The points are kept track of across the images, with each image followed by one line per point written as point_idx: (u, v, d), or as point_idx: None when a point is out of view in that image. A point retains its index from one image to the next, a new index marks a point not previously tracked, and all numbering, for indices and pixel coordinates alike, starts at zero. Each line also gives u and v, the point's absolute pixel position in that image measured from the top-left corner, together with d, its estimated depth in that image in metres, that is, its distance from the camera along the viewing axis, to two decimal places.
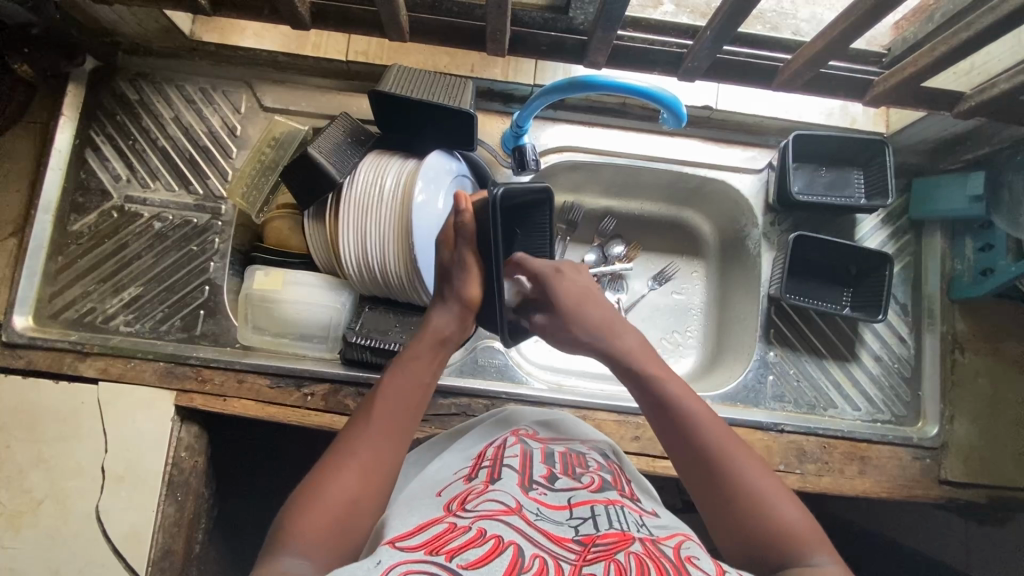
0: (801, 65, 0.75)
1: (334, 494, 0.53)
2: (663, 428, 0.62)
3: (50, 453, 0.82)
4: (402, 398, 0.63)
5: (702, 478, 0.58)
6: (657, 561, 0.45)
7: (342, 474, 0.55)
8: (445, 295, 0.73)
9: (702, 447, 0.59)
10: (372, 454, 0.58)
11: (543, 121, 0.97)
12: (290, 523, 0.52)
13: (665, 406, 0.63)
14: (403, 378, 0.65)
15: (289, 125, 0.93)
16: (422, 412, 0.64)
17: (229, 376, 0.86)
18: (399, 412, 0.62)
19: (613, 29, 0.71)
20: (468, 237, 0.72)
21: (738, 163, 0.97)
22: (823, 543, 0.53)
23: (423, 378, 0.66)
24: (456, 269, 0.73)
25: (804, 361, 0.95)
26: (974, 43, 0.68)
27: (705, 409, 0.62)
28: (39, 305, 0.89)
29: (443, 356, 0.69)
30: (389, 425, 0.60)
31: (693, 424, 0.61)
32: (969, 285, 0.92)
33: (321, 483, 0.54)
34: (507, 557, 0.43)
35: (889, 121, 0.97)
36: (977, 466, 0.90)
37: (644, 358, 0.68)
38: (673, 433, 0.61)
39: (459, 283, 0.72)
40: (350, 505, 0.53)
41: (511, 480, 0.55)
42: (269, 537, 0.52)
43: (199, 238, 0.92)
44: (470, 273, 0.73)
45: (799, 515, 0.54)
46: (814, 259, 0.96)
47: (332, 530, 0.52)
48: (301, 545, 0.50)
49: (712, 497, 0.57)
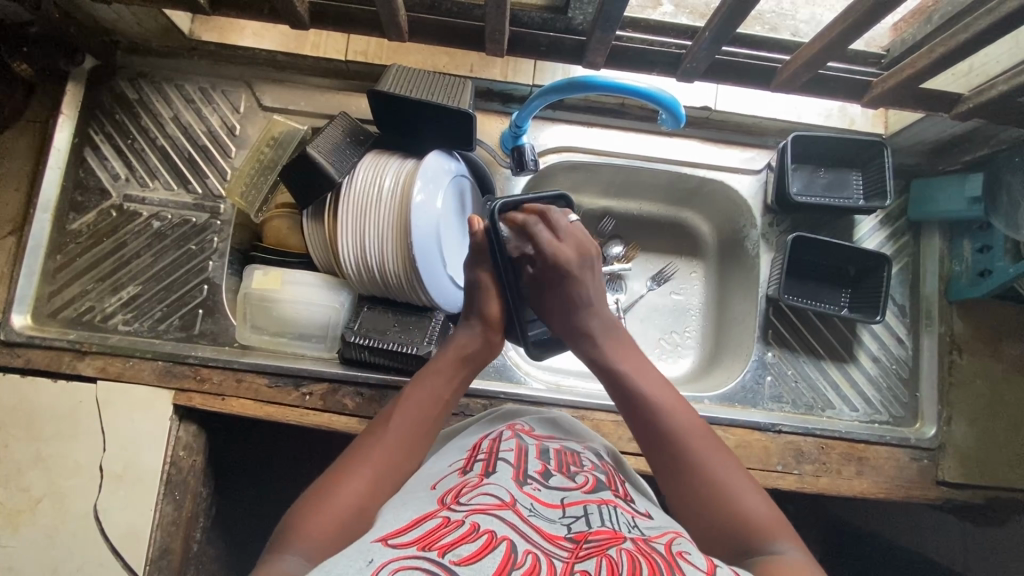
0: (799, 66, 0.76)
1: (342, 499, 0.54)
2: (639, 429, 0.62)
3: (49, 452, 0.82)
4: (418, 413, 0.64)
5: (670, 470, 0.58)
6: (649, 557, 0.45)
7: (351, 481, 0.56)
8: (468, 317, 0.72)
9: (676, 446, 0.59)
10: (382, 465, 0.58)
11: (543, 121, 0.97)
12: (295, 525, 0.52)
13: (641, 400, 0.63)
14: (420, 393, 0.66)
15: (288, 125, 0.93)
16: (437, 426, 0.65)
17: (228, 375, 0.86)
18: (414, 426, 0.63)
19: (612, 29, 0.71)
20: (481, 255, 0.72)
21: (737, 164, 0.98)
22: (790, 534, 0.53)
23: (441, 393, 0.66)
24: (475, 291, 0.73)
25: (802, 361, 0.95)
26: (972, 45, 0.68)
27: (678, 400, 0.63)
28: (37, 303, 0.89)
29: (464, 374, 0.70)
30: (403, 438, 0.61)
31: (665, 413, 0.61)
32: (968, 286, 0.92)
33: (331, 488, 0.55)
34: (499, 553, 0.43)
35: (888, 122, 0.97)
36: (974, 468, 0.90)
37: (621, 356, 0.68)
38: (649, 434, 0.61)
39: (479, 303, 0.72)
40: (355, 512, 0.54)
41: (505, 475, 0.56)
42: (274, 539, 0.53)
43: (198, 237, 0.92)
44: (489, 293, 0.72)
45: (763, 506, 0.54)
46: (813, 260, 0.97)
47: (336, 533, 0.51)
48: (305, 545, 0.50)
49: (687, 492, 0.57)
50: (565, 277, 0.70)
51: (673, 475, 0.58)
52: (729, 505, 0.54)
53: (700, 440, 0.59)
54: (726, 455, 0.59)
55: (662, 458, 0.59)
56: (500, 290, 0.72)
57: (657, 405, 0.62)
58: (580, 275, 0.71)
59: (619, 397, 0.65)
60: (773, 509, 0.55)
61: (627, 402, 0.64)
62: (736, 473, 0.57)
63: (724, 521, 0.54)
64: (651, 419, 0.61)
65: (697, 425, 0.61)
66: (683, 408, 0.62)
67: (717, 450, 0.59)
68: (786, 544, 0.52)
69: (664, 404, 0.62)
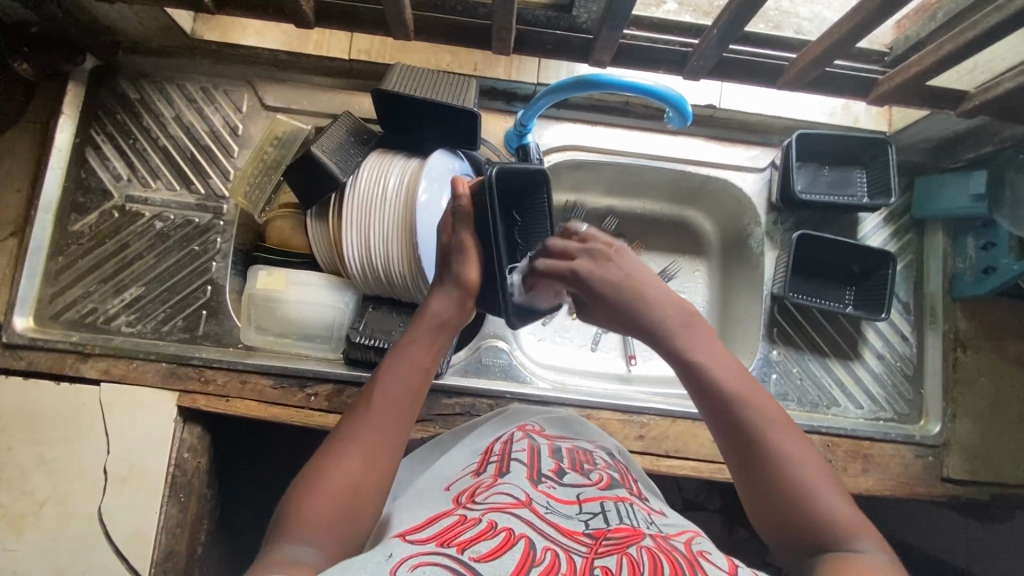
0: (806, 64, 0.75)
1: (333, 482, 0.53)
2: (716, 422, 0.59)
3: (52, 454, 0.81)
4: (403, 383, 0.61)
5: (747, 468, 0.56)
6: (669, 555, 0.45)
7: (342, 463, 0.55)
8: (444, 278, 0.69)
9: (755, 443, 0.56)
10: (371, 443, 0.57)
11: (547, 119, 0.97)
12: (292, 512, 0.52)
13: (715, 390, 0.59)
14: (403, 362, 0.63)
15: (292, 124, 0.94)
16: (423, 394, 0.63)
17: (232, 377, 0.86)
18: (398, 397, 0.60)
19: (619, 28, 0.71)
20: (466, 217, 0.69)
21: (741, 162, 0.98)
22: (866, 529, 0.52)
23: (424, 362, 0.64)
24: (455, 251, 0.69)
25: (807, 360, 0.95)
26: (980, 42, 0.68)
27: (754, 389, 0.59)
28: (39, 306, 0.88)
29: (446, 339, 0.67)
30: (388, 412, 0.59)
31: (743, 407, 0.57)
32: (972, 284, 0.93)
33: (324, 470, 0.54)
34: (518, 551, 0.43)
35: (891, 120, 0.98)
36: (980, 465, 0.91)
37: (693, 333, 0.63)
38: (726, 429, 0.58)
39: (459, 266, 0.68)
40: (348, 495, 0.53)
41: (520, 474, 0.55)
42: (274, 521, 0.53)
43: (201, 238, 0.91)
44: (471, 254, 0.68)
45: (841, 504, 0.53)
46: (818, 258, 0.96)
47: (331, 518, 0.52)
48: (303, 532, 0.51)
49: (766, 493, 0.55)
50: (599, 281, 0.66)
51: (751, 475, 0.56)
52: (809, 509, 0.53)
53: (782, 437, 0.56)
54: (803, 445, 0.57)
55: (739, 455, 0.57)
56: (482, 251, 0.70)
57: (734, 398, 0.58)
58: (612, 276, 0.67)
59: (690, 385, 0.61)
60: (853, 507, 0.54)
61: (704, 398, 0.60)
62: (816, 470, 0.55)
63: (806, 525, 0.53)
64: (732, 419, 0.58)
65: (772, 413, 0.58)
66: (761, 399, 0.59)
67: (793, 441, 0.56)
68: (861, 541, 0.52)
69: (741, 397, 0.58)
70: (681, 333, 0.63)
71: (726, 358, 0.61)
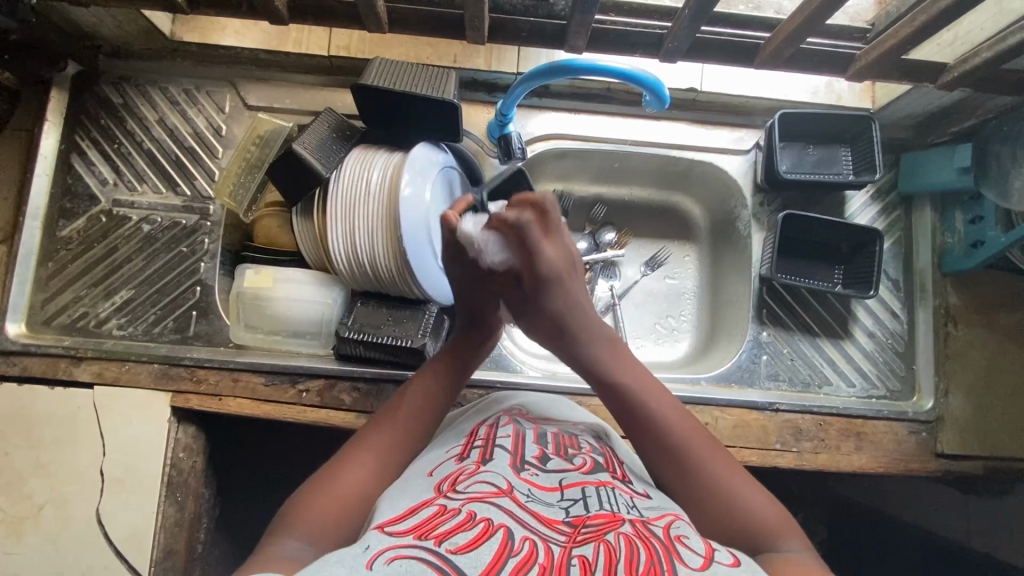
0: (781, 41, 0.75)
1: (344, 483, 0.55)
2: (637, 437, 0.61)
3: (49, 458, 0.82)
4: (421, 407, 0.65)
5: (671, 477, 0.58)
6: (646, 541, 0.45)
7: (354, 468, 0.57)
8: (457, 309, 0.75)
9: (670, 447, 0.59)
10: (385, 458, 0.59)
11: (529, 109, 0.97)
12: (298, 509, 0.53)
13: (634, 404, 0.62)
14: (420, 387, 0.67)
15: (274, 123, 0.92)
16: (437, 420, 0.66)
17: (224, 375, 0.86)
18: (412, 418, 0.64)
19: (591, 11, 0.71)
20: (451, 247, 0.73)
21: (726, 145, 0.97)
22: (790, 532, 0.53)
23: (440, 386, 0.68)
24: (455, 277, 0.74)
25: (797, 339, 0.95)
26: (953, 12, 0.68)
27: (679, 413, 0.61)
28: (31, 312, 0.89)
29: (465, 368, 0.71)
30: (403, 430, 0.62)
31: (669, 428, 0.60)
32: (960, 258, 0.92)
33: (337, 472, 0.56)
34: (496, 541, 0.43)
35: (874, 96, 0.97)
36: (975, 440, 0.90)
37: (619, 355, 0.67)
38: (644, 438, 0.60)
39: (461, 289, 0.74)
40: (354, 496, 0.54)
41: (503, 461, 0.56)
42: (276, 520, 0.53)
43: (189, 239, 0.92)
44: None
45: (763, 504, 0.54)
46: (806, 238, 0.96)
47: (336, 517, 0.52)
48: (306, 529, 0.51)
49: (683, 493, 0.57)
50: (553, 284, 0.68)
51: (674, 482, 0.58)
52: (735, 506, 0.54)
53: (700, 449, 0.58)
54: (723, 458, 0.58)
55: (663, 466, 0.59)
56: None
57: (657, 418, 0.61)
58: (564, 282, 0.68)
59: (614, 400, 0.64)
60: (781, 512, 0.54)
61: (628, 414, 0.62)
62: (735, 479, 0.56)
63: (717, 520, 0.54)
64: (651, 432, 0.60)
65: (690, 430, 0.60)
66: (686, 422, 0.61)
67: (714, 455, 0.58)
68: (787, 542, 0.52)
69: (643, 386, 0.64)
70: (597, 348, 0.68)
71: (651, 383, 0.64)
